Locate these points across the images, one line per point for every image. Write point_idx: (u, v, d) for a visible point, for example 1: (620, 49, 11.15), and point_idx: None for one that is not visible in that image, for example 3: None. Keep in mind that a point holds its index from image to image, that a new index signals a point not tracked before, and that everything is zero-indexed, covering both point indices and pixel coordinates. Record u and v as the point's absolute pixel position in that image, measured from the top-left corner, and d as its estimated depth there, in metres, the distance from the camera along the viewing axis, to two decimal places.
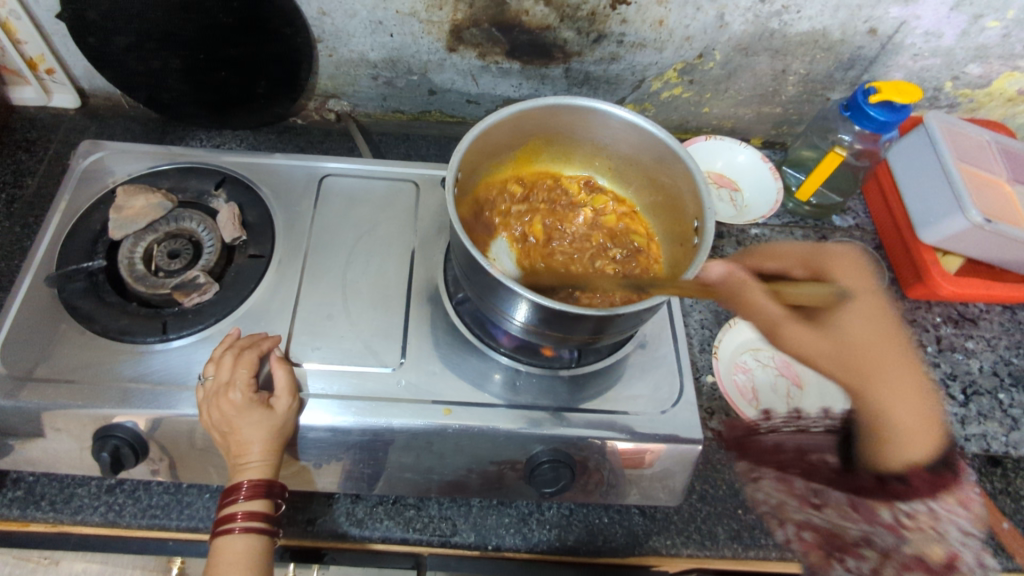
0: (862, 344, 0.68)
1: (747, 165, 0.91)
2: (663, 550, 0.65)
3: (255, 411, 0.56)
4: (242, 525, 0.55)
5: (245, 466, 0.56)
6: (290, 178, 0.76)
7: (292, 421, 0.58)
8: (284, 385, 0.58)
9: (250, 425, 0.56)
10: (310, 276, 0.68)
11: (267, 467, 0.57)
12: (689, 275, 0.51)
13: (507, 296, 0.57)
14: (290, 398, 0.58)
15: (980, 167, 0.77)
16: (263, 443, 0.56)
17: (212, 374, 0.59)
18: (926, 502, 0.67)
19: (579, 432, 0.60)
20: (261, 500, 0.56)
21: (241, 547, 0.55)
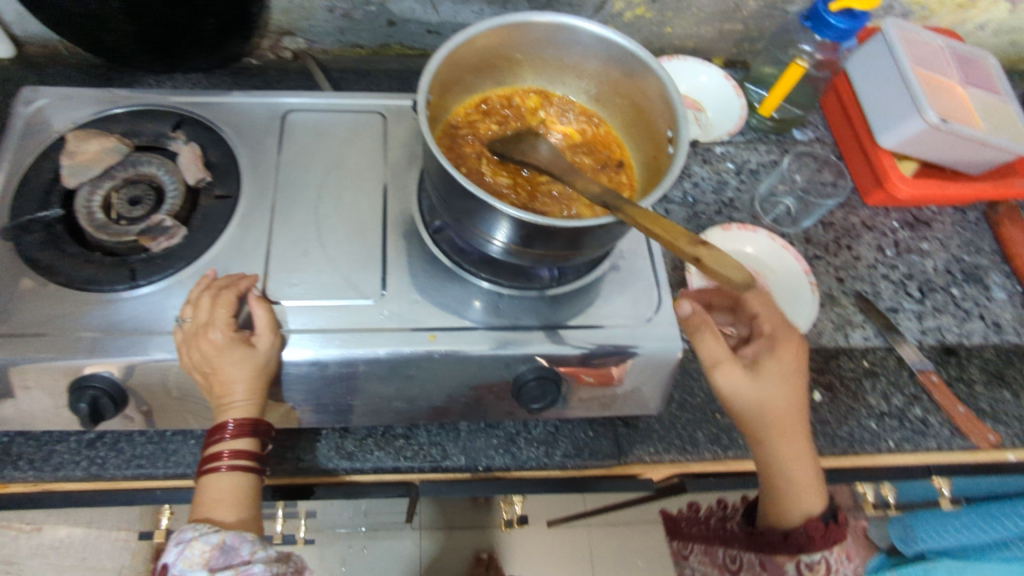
0: (767, 417, 0.59)
1: (709, 86, 0.91)
2: (647, 458, 0.68)
3: (237, 350, 0.56)
4: (228, 463, 0.56)
5: (229, 406, 0.56)
6: (251, 115, 0.74)
7: (274, 357, 0.58)
8: (265, 324, 0.58)
9: (233, 364, 0.56)
10: (280, 214, 0.67)
11: (253, 407, 0.57)
12: (675, 174, 0.52)
13: (487, 217, 0.58)
14: (270, 335, 0.58)
15: (935, 71, 0.79)
16: (245, 381, 0.56)
17: (190, 316, 0.58)
18: (822, 554, 0.61)
19: (563, 349, 0.61)
20: (247, 439, 0.57)
21: (227, 485, 0.56)
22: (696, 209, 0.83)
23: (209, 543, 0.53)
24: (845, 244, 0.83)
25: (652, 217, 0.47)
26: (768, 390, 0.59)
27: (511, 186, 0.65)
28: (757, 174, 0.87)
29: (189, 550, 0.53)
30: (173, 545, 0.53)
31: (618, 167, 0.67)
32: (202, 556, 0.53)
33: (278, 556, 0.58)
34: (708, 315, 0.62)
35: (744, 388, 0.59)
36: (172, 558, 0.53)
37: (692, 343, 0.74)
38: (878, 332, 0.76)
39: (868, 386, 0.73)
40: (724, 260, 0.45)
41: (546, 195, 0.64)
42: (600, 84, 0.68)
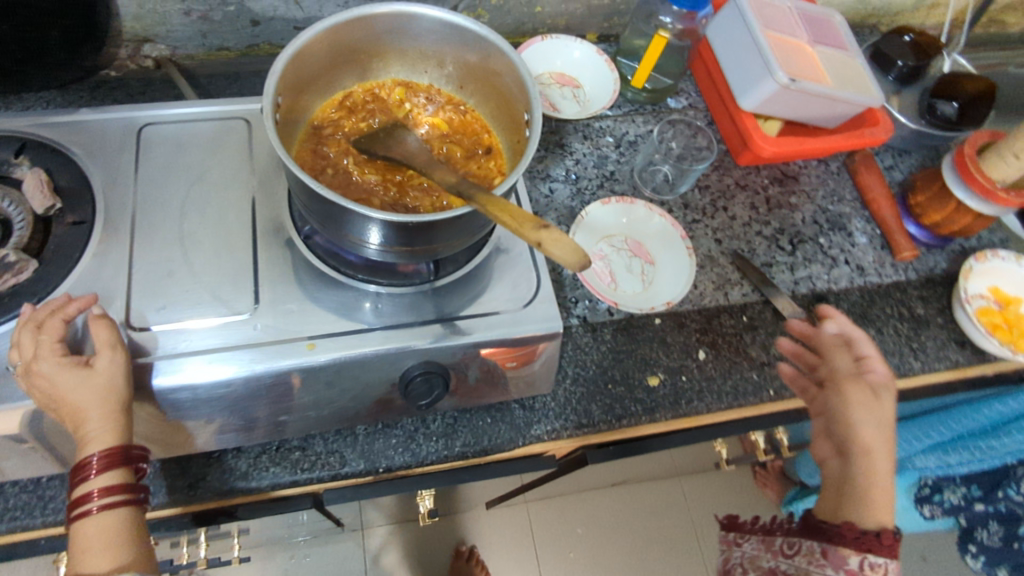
0: (862, 421, 0.69)
1: (584, 61, 0.92)
2: (545, 436, 0.70)
3: (72, 376, 0.54)
4: (100, 502, 0.55)
5: (87, 438, 0.54)
6: (102, 132, 0.70)
7: (119, 372, 0.55)
8: (103, 341, 0.55)
9: (74, 394, 0.54)
10: (141, 235, 0.64)
11: (112, 434, 0.55)
12: (530, 153, 0.52)
13: (350, 220, 0.57)
14: (107, 351, 0.55)
15: (785, 32, 0.83)
16: (92, 405, 0.53)
17: (18, 356, 0.55)
18: (858, 555, 0.68)
19: (446, 343, 0.62)
20: (111, 474, 0.55)
21: (100, 525, 0.55)
22: (579, 186, 0.85)
23: None
24: (721, 205, 0.86)
25: (504, 205, 0.49)
26: (853, 460, 0.70)
27: (380, 183, 0.64)
28: (635, 145, 0.89)
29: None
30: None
31: (486, 154, 0.68)
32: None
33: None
34: (842, 335, 0.74)
35: (858, 429, 0.69)
36: None
37: (581, 319, 0.75)
38: (755, 287, 0.80)
39: (749, 339, 0.77)
40: (561, 241, 0.46)
41: (415, 189, 0.64)
42: (459, 72, 0.68)
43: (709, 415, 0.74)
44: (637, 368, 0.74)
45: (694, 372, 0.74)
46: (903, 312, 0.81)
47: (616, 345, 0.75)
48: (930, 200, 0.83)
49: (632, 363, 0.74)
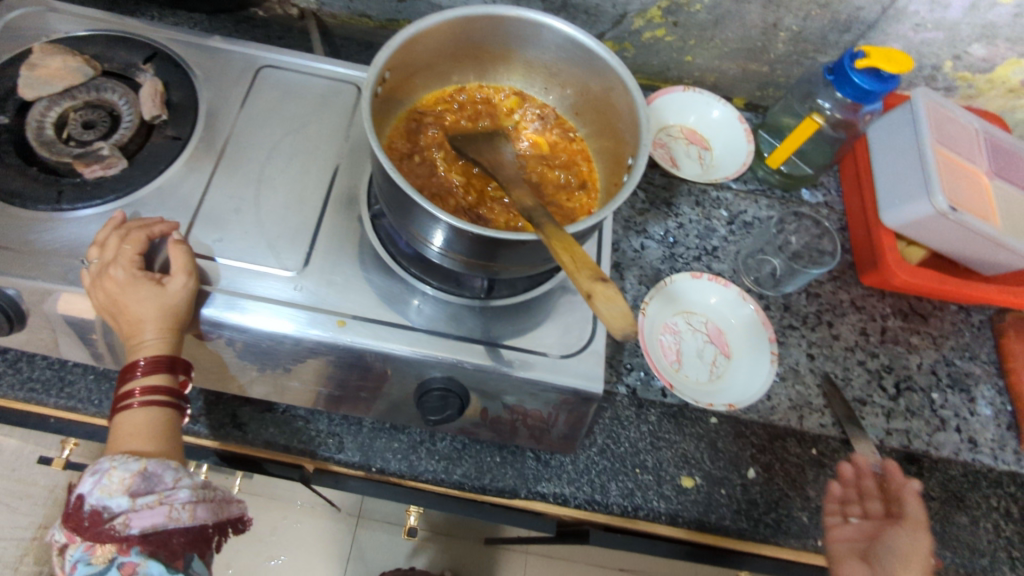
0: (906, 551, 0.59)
1: (720, 122, 0.86)
2: (550, 498, 0.63)
3: (143, 286, 0.53)
4: (141, 401, 0.53)
5: (140, 344, 0.53)
6: (227, 62, 0.71)
7: (185, 299, 0.54)
8: (180, 265, 0.54)
9: (138, 300, 0.53)
10: (226, 166, 0.64)
11: (165, 344, 0.54)
12: (620, 199, 0.47)
13: (416, 213, 0.54)
14: (184, 276, 0.54)
15: (960, 154, 0.72)
16: (154, 320, 0.53)
17: (96, 257, 0.54)
18: None
19: (475, 365, 0.57)
20: (163, 375, 0.54)
21: (142, 419, 0.53)
22: (674, 251, 0.78)
23: (128, 470, 0.49)
24: (826, 320, 0.76)
25: (568, 243, 0.44)
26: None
27: (462, 185, 0.60)
28: (750, 227, 0.81)
29: (107, 478, 0.48)
30: (88, 475, 0.49)
31: (579, 187, 0.63)
32: (122, 484, 0.48)
33: (206, 482, 0.53)
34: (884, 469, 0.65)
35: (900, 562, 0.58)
36: (88, 487, 0.48)
37: (630, 389, 0.68)
38: (836, 420, 0.70)
39: (811, 476, 0.67)
40: (613, 299, 0.40)
41: (495, 202, 0.60)
42: (579, 96, 0.64)
43: (739, 542, 0.64)
44: (673, 462, 0.65)
45: (736, 490, 0.65)
46: (1010, 510, 0.67)
47: (658, 430, 0.67)
48: None
49: (670, 455, 0.66)
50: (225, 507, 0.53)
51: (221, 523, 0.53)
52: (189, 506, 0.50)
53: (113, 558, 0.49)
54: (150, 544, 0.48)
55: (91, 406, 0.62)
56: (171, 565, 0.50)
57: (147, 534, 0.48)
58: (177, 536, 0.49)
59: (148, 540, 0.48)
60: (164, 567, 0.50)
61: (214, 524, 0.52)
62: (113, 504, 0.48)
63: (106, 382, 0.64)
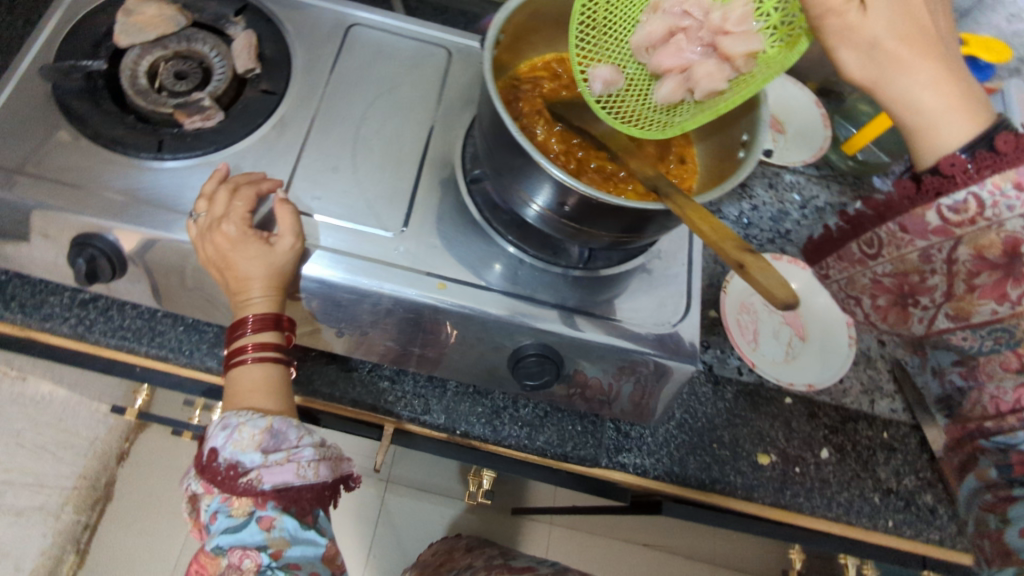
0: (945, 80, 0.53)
1: (796, 104, 0.85)
2: (629, 468, 0.64)
3: (252, 244, 0.52)
4: (254, 356, 0.53)
5: (248, 301, 0.52)
6: (317, 19, 0.71)
7: (293, 262, 0.53)
8: (288, 227, 0.53)
9: (247, 258, 0.52)
10: (321, 124, 0.64)
11: (272, 301, 0.53)
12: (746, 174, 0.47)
13: (529, 179, 0.54)
14: (293, 238, 0.52)
15: None
16: (263, 278, 0.52)
17: (205, 210, 0.53)
18: (969, 191, 0.56)
19: (575, 333, 0.57)
20: (271, 333, 0.53)
21: (258, 375, 0.53)
22: (748, 232, 0.78)
23: (256, 427, 0.49)
24: None
25: (704, 214, 0.44)
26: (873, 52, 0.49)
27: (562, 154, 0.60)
28: (823, 212, 0.81)
29: (238, 434, 0.49)
30: (218, 429, 0.49)
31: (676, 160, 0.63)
32: (253, 440, 0.49)
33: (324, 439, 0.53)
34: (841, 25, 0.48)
35: (920, 89, 0.53)
36: (219, 441, 0.49)
37: (707, 367, 0.69)
38: (907, 407, 0.71)
39: (882, 459, 0.68)
40: (768, 269, 0.40)
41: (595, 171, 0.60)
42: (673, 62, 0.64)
43: (810, 519, 0.66)
44: (750, 439, 0.66)
45: (811, 468, 0.66)
46: None
47: (735, 407, 0.68)
48: None
49: (747, 433, 0.67)
50: (340, 464, 0.54)
51: (338, 479, 0.54)
52: (314, 464, 0.51)
53: (251, 512, 0.49)
54: (284, 498, 0.49)
55: (183, 356, 0.63)
56: (302, 520, 0.51)
57: (281, 489, 0.49)
58: (305, 492, 0.50)
59: (280, 495, 0.49)
60: (298, 523, 0.51)
61: (333, 482, 0.53)
62: (247, 459, 0.48)
63: (196, 333, 0.64)
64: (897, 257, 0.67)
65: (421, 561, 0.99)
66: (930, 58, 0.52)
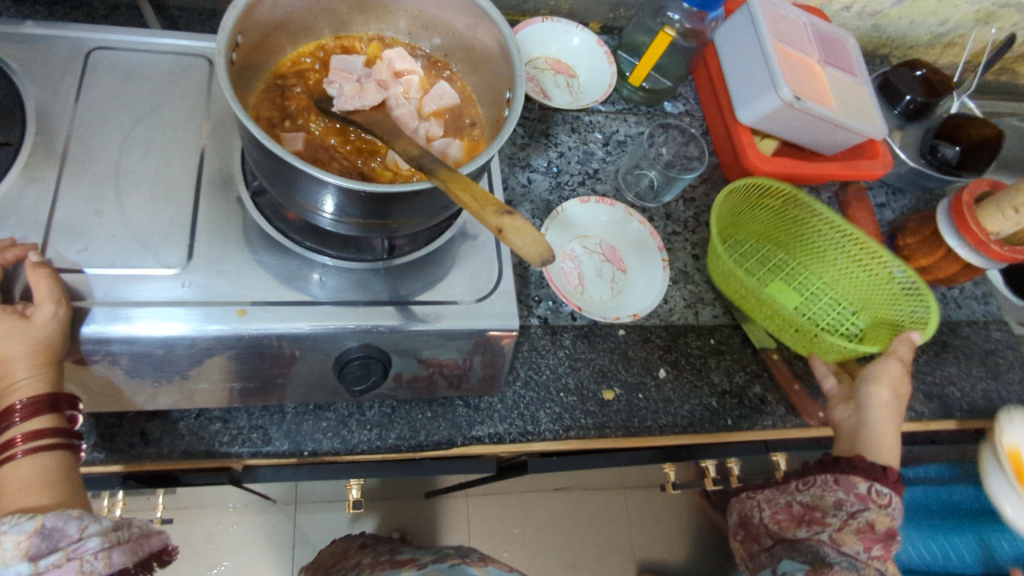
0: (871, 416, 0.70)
1: (581, 48, 0.89)
2: (485, 439, 0.65)
3: (3, 321, 0.47)
4: (25, 449, 0.47)
5: (12, 386, 0.47)
6: (48, 50, 0.65)
7: (57, 332, 0.47)
8: (44, 293, 0.47)
9: (2, 338, 0.47)
10: (72, 167, 0.58)
11: (42, 381, 0.48)
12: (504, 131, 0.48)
13: (303, 184, 0.52)
14: (52, 304, 0.47)
15: (796, 48, 0.78)
16: (21, 358, 0.46)
17: None
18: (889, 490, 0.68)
19: (391, 326, 0.57)
20: (45, 417, 0.48)
21: (31, 470, 0.48)
22: (559, 180, 0.81)
23: (22, 532, 0.45)
24: (704, 221, 0.82)
25: (465, 183, 0.45)
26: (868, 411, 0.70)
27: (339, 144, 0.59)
28: (624, 145, 0.85)
29: None
30: None
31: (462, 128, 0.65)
32: (18, 548, 0.45)
33: (117, 522, 0.51)
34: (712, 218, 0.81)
35: (883, 384, 0.69)
36: None
37: (542, 320, 0.71)
38: (726, 311, 0.77)
39: (713, 364, 0.73)
40: (523, 229, 0.41)
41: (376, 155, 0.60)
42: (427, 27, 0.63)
43: (662, 437, 0.70)
44: (593, 379, 0.69)
45: (652, 391, 0.70)
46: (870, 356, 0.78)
47: (574, 351, 0.70)
48: (918, 243, 0.82)
49: (588, 374, 0.70)
50: (142, 543, 0.52)
51: (140, 558, 0.52)
52: (102, 554, 0.48)
53: None
54: None
55: None
56: None
57: None
58: None
59: None
60: None
61: (132, 563, 0.51)
62: (12, 571, 0.44)
63: None
64: (816, 495, 0.72)
65: (318, 559, 0.99)
66: (901, 390, 0.70)
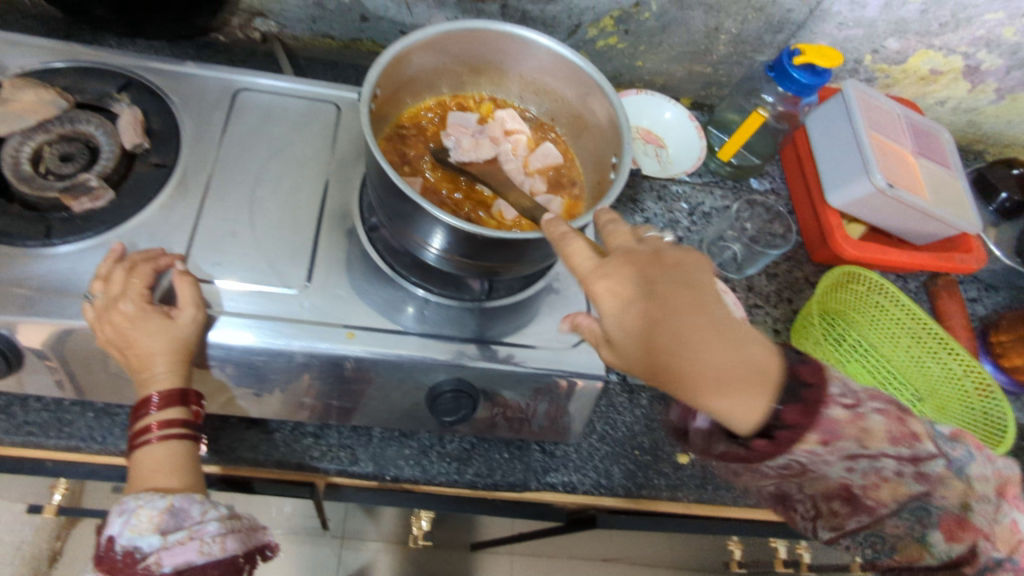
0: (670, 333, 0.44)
1: (673, 123, 0.93)
2: (559, 486, 0.66)
3: (152, 320, 0.52)
4: (158, 435, 0.53)
5: (151, 378, 0.52)
6: (201, 87, 0.72)
7: (197, 333, 0.53)
8: (187, 298, 0.53)
9: (147, 334, 0.52)
10: (214, 191, 0.65)
11: (177, 377, 0.53)
12: (611, 195, 0.51)
13: (420, 222, 0.57)
14: (194, 309, 0.53)
15: (890, 138, 0.80)
16: (166, 353, 0.52)
17: (101, 292, 0.53)
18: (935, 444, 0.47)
19: (484, 363, 0.60)
20: (177, 409, 0.53)
21: (164, 454, 0.53)
22: None
23: (156, 508, 0.50)
24: (786, 297, 0.83)
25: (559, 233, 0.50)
26: None
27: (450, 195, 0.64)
28: (710, 216, 0.88)
29: (135, 518, 0.50)
30: (116, 516, 0.50)
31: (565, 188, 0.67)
32: (151, 522, 0.50)
33: (233, 512, 0.55)
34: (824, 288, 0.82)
35: None
36: (117, 528, 0.50)
37: (621, 377, 0.72)
38: None
39: None
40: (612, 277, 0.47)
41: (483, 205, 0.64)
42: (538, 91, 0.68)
43: (733, 508, 0.70)
44: (669, 441, 0.70)
45: None
46: None
47: (651, 413, 0.71)
48: (1014, 341, 0.81)
49: (665, 436, 0.70)
50: (251, 535, 0.55)
51: (250, 551, 0.55)
52: (220, 538, 0.52)
53: None
54: None
55: (95, 443, 0.61)
56: None
57: (181, 571, 0.49)
58: (210, 569, 0.51)
59: None
60: None
61: (245, 553, 0.54)
62: (145, 543, 0.49)
63: (107, 418, 0.63)
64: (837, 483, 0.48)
65: None
66: None
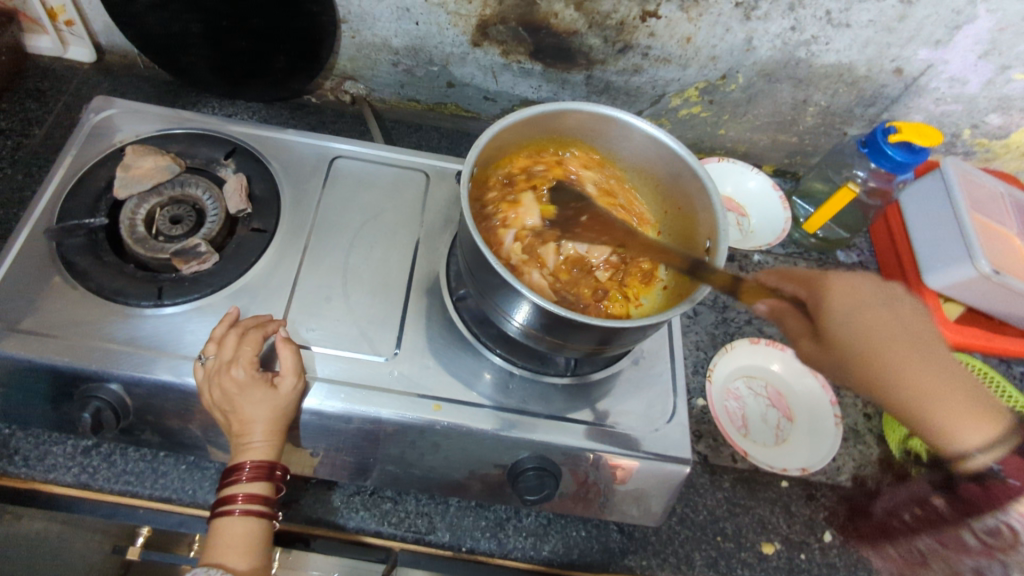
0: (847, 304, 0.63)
1: (756, 192, 0.91)
2: (637, 570, 0.65)
3: (258, 389, 0.55)
4: (243, 508, 0.54)
5: (248, 446, 0.55)
6: (301, 154, 0.75)
7: (294, 402, 0.56)
8: (289, 366, 0.56)
9: (252, 403, 0.55)
10: (310, 255, 0.67)
11: (271, 448, 0.56)
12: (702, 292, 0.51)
13: (507, 297, 0.56)
14: (295, 378, 0.56)
15: (992, 219, 0.77)
16: (265, 423, 0.55)
17: (213, 353, 0.57)
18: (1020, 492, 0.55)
19: (568, 443, 0.59)
20: (262, 483, 0.55)
21: (240, 530, 0.54)
22: (725, 315, 0.82)
23: None
24: None
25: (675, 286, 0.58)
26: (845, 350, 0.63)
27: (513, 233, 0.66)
28: None
29: None
30: None
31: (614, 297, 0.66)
32: None
33: None
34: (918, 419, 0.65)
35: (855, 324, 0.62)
36: None
37: (702, 457, 0.72)
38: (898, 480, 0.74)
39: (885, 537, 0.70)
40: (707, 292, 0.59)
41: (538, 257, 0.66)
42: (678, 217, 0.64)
43: None
44: (752, 529, 0.69)
45: (816, 553, 0.68)
46: None
47: (733, 496, 0.70)
48: None
49: (748, 522, 0.69)
50: None
51: None
52: None
53: None
54: None
55: (186, 496, 0.65)
56: None
57: None
58: None
59: None
60: None
61: None
62: None
63: (197, 471, 0.66)
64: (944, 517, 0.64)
65: None
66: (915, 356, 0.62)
